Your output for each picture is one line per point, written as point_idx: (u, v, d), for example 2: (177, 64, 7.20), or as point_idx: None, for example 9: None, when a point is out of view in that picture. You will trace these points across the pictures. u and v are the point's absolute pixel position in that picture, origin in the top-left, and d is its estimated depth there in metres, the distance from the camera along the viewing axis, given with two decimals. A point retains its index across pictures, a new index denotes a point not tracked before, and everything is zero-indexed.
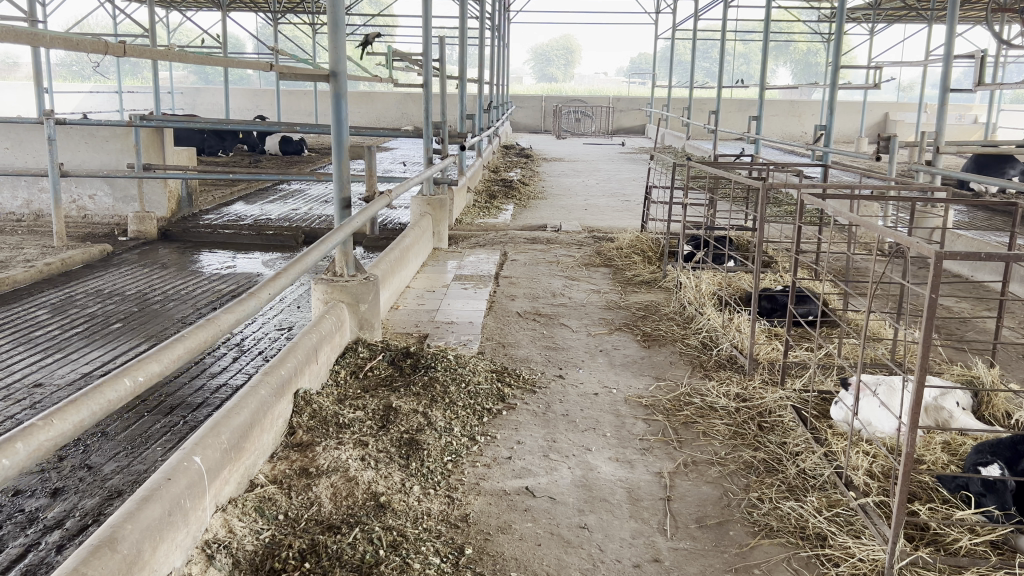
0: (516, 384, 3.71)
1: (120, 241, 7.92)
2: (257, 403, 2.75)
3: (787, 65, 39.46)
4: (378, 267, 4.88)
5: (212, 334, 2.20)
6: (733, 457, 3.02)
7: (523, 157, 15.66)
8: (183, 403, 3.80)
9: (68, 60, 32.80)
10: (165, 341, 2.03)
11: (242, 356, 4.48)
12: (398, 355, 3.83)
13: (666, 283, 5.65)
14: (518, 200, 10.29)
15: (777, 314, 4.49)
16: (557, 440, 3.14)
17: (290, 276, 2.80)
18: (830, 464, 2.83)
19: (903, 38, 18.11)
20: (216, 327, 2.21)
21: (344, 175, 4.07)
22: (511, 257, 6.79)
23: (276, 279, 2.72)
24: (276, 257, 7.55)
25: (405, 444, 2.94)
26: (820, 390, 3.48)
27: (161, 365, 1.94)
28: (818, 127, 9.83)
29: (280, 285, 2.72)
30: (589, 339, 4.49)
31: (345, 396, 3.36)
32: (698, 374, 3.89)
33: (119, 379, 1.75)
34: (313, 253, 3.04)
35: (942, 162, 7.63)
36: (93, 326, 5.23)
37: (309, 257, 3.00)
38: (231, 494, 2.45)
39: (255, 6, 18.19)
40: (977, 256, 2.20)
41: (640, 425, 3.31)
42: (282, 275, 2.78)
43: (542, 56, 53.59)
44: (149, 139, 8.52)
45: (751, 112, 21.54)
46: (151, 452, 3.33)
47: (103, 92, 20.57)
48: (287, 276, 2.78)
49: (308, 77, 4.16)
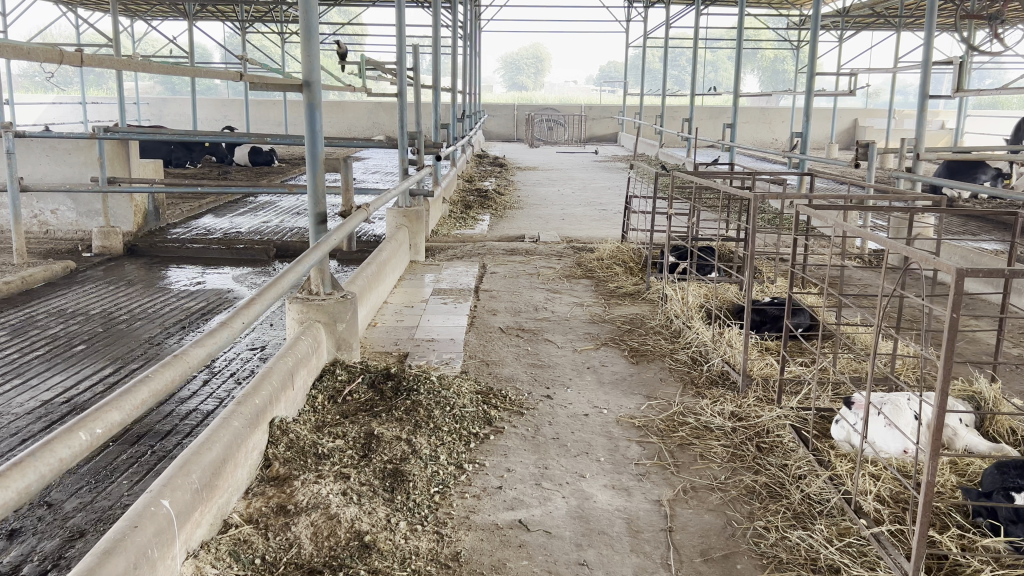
0: (502, 406, 3.55)
1: (84, 257, 7.66)
2: (230, 435, 2.56)
3: (755, 74, 39.79)
4: (354, 283, 4.69)
5: (180, 371, 2.02)
6: (733, 482, 2.88)
7: (497, 166, 15.52)
8: (150, 432, 3.60)
9: (31, 72, 32.33)
10: (127, 384, 1.84)
11: (212, 379, 4.27)
12: (378, 378, 3.66)
13: (650, 295, 5.53)
14: (495, 211, 10.14)
15: (768, 326, 4.37)
16: (550, 467, 2.98)
17: (266, 300, 2.61)
18: (836, 488, 2.71)
19: (872, 45, 18.24)
20: (185, 364, 2.02)
21: (320, 189, 3.90)
22: (490, 269, 6.63)
23: (250, 305, 2.52)
24: (247, 271, 7.34)
25: (389, 475, 2.78)
26: (818, 407, 3.35)
27: (122, 412, 1.75)
28: (794, 134, 9.77)
29: (255, 311, 2.52)
30: (575, 355, 4.34)
31: (323, 423, 3.18)
32: (690, 392, 3.75)
33: (74, 434, 1.56)
34: (289, 273, 2.85)
35: (920, 168, 7.58)
36: (55, 348, 5.00)
37: (285, 279, 2.81)
38: (202, 537, 2.27)
39: (222, 15, 17.92)
40: (1003, 274, 2.07)
41: (634, 448, 3.16)
42: (259, 299, 2.59)
43: (512, 64, 53.50)
44: (113, 151, 8.26)
45: (722, 120, 21.60)
46: (115, 487, 3.13)
47: (66, 104, 20.13)
48: (263, 300, 2.59)
49: (279, 86, 3.97)
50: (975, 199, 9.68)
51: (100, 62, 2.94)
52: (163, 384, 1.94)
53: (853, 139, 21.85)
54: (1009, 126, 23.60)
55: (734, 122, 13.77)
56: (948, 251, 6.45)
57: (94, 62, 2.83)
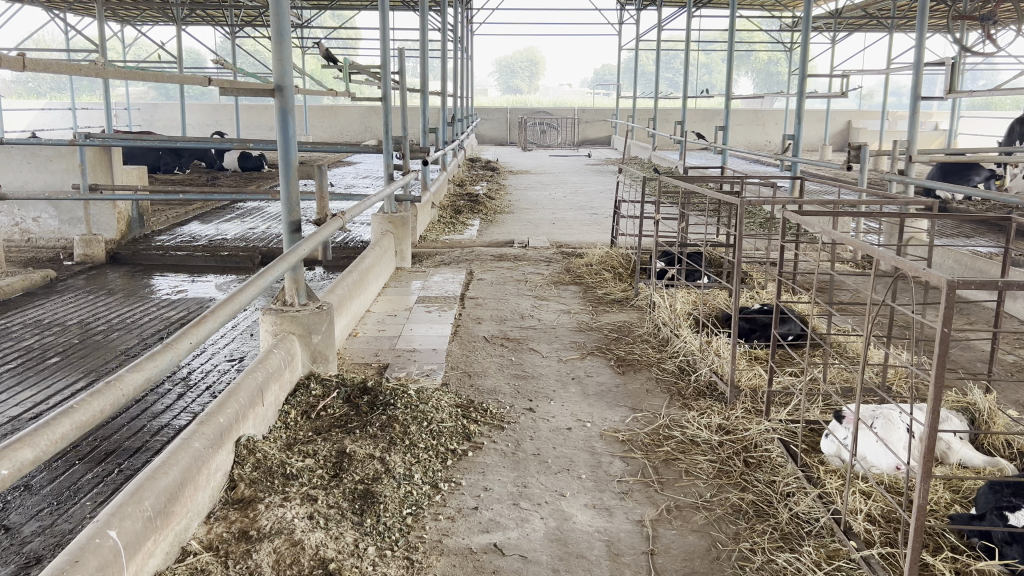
0: (482, 420, 3.44)
1: (65, 266, 7.52)
2: (189, 457, 2.44)
3: (749, 76, 39.75)
4: (334, 292, 4.56)
5: (112, 400, 1.90)
6: (718, 500, 2.77)
7: (489, 170, 15.42)
8: (118, 450, 3.48)
9: (23, 78, 32.28)
10: (45, 418, 1.70)
11: (187, 392, 4.15)
12: (354, 392, 3.54)
13: (639, 302, 5.42)
14: (485, 216, 10.03)
15: (757, 335, 4.26)
16: (529, 486, 2.87)
17: (218, 319, 2.50)
18: (826, 507, 2.59)
19: (865, 47, 18.21)
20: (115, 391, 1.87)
21: (293, 197, 3.79)
22: (477, 275, 6.52)
23: (200, 323, 2.41)
24: (231, 279, 7.22)
25: (359, 496, 2.66)
26: (809, 420, 3.24)
27: (33, 450, 1.61)
28: (786, 137, 9.66)
29: (205, 330, 2.41)
30: (561, 365, 4.23)
31: (294, 440, 3.07)
32: (677, 404, 3.64)
33: None
34: (246, 290, 2.75)
35: (914, 170, 7.49)
36: (27, 360, 4.87)
37: (242, 295, 2.70)
38: (155, 568, 2.15)
39: (211, 20, 17.79)
40: (997, 286, 1.96)
41: (617, 464, 3.05)
42: (211, 317, 2.48)
43: (505, 68, 53.37)
44: (95, 158, 8.12)
45: (715, 123, 21.53)
46: (77, 508, 3.00)
47: (56, 109, 20.00)
48: (215, 319, 2.48)
49: (249, 91, 3.85)
50: (967, 201, 9.61)
51: (48, 67, 2.80)
52: (90, 415, 1.82)
53: (847, 141, 21.80)
54: (1002, 127, 23.56)
55: (726, 125, 13.67)
56: (942, 256, 6.36)
57: (40, 67, 2.69)
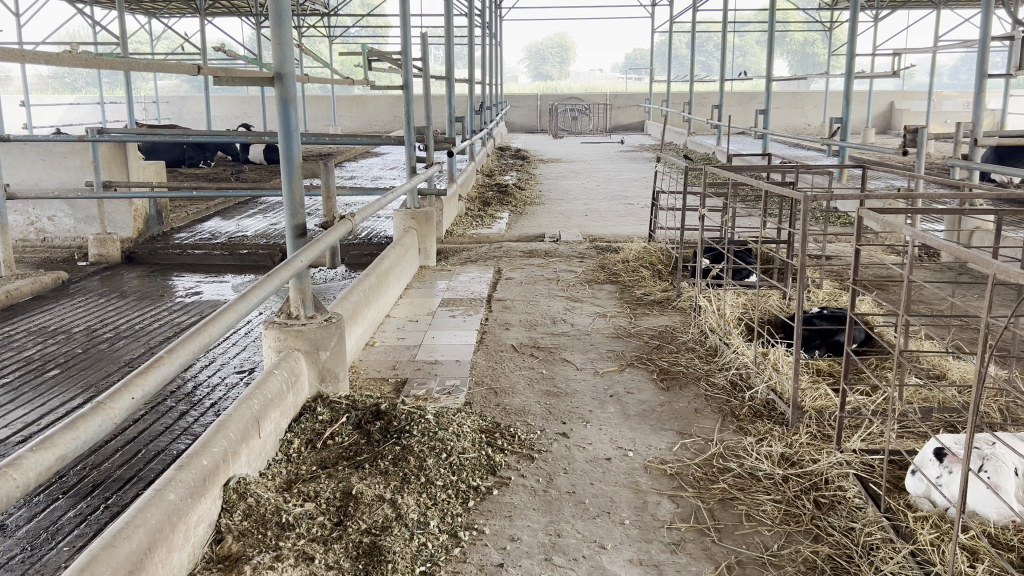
0: (510, 449, 3.04)
1: (79, 267, 7.23)
2: (162, 513, 2.07)
3: (785, 57, 38.72)
4: (348, 298, 4.17)
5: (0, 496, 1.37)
6: (789, 555, 2.34)
7: (519, 159, 14.99)
8: (106, 482, 3.11)
9: (60, 74, 32.84)
10: None
11: (191, 410, 3.78)
12: (366, 416, 3.16)
13: (682, 304, 4.99)
14: (514, 207, 9.60)
15: (820, 344, 3.86)
16: (562, 535, 2.46)
17: (176, 361, 1.95)
18: (922, 567, 2.16)
19: (908, 24, 17.40)
20: (26, 475, 1.43)
21: (297, 198, 3.39)
22: (506, 274, 6.11)
23: (152, 368, 1.87)
24: (249, 279, 6.90)
25: (364, 553, 2.28)
26: (888, 452, 2.78)
27: None
28: (833, 120, 9.06)
29: (156, 377, 1.86)
30: (597, 380, 3.80)
31: (295, 479, 2.71)
32: (731, 427, 3.21)
33: None
34: (219, 320, 2.20)
35: (976, 154, 6.88)
36: (26, 373, 4.55)
37: (212, 328, 2.15)
38: None
39: (237, 11, 17.41)
40: None
41: (665, 505, 2.63)
42: (166, 359, 1.93)
43: (537, 54, 52.92)
44: (110, 154, 7.79)
45: (753, 107, 20.84)
46: (53, 554, 2.65)
47: (85, 104, 19.81)
48: (172, 361, 1.93)
49: (245, 81, 3.41)
50: None
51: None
52: None
53: (890, 123, 21.02)
54: None
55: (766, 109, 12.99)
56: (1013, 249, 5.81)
57: None
